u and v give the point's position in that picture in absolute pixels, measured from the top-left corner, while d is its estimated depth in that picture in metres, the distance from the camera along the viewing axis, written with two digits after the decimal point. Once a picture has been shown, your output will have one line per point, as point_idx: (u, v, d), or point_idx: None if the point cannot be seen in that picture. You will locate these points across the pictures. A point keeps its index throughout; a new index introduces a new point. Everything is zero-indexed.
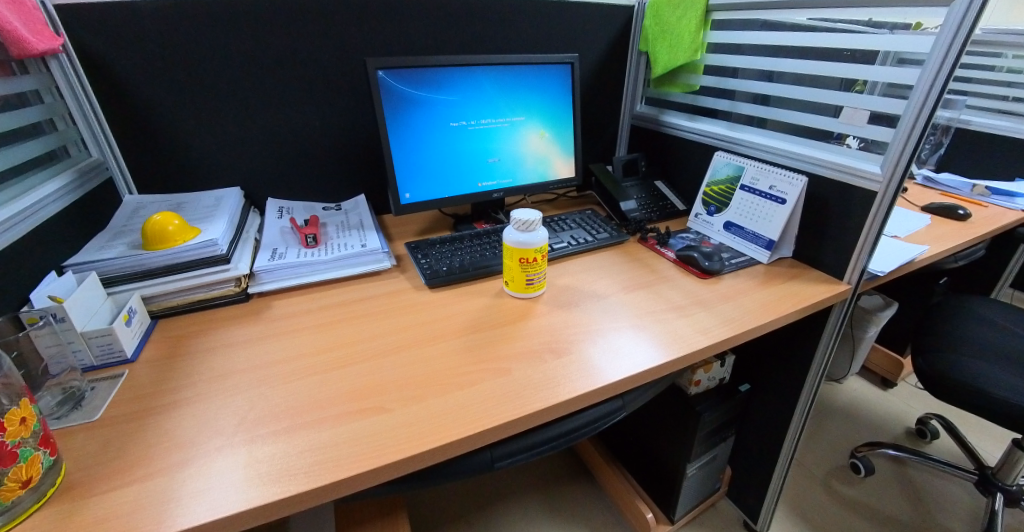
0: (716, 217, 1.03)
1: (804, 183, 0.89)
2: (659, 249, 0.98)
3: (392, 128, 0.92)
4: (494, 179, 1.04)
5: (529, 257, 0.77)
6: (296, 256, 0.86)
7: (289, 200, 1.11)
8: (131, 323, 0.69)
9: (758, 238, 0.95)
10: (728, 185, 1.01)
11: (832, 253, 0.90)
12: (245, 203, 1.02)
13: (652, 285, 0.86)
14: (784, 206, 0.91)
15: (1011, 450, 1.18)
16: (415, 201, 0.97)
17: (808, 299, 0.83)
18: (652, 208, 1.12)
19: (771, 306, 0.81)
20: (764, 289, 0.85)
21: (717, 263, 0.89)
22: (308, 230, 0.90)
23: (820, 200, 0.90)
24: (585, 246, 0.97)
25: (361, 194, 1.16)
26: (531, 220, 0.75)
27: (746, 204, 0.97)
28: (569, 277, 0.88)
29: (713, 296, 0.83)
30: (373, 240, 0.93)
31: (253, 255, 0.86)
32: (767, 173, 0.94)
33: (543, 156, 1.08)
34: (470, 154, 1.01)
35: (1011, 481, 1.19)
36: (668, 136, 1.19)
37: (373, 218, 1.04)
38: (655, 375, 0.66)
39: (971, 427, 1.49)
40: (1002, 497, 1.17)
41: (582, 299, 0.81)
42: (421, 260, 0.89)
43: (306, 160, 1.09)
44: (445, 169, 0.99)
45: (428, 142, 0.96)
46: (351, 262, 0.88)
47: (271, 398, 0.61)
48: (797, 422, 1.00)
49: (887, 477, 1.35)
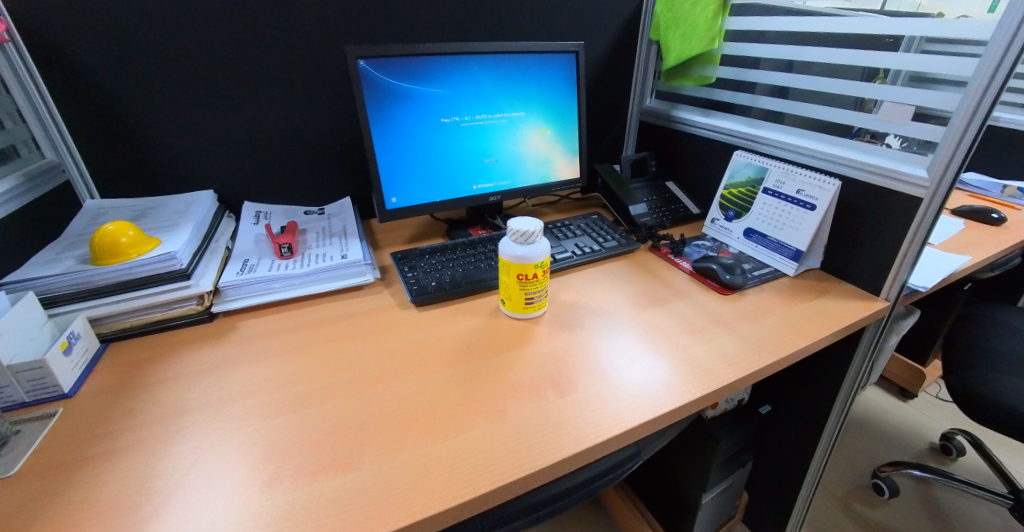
0: (735, 223, 0.93)
1: (837, 187, 0.79)
2: (674, 259, 0.88)
3: (374, 124, 0.82)
4: (491, 181, 0.95)
5: (528, 273, 0.68)
6: (269, 269, 0.77)
7: (269, 204, 1.02)
8: (71, 351, 0.60)
9: (783, 248, 0.85)
10: (750, 187, 0.91)
11: (866, 266, 0.81)
12: (217, 207, 0.93)
13: (665, 302, 0.76)
14: (814, 212, 0.81)
15: None
16: (402, 206, 0.88)
17: (841, 318, 0.74)
18: (663, 211, 1.01)
19: (804, 327, 0.71)
20: (792, 307, 0.76)
21: (741, 275, 0.80)
22: (282, 240, 0.82)
23: (854, 206, 0.80)
24: (590, 256, 0.88)
25: (346, 197, 1.07)
26: (531, 230, 0.67)
27: (770, 209, 0.87)
28: (572, 293, 0.78)
29: (735, 314, 0.74)
30: (355, 250, 0.83)
31: (224, 268, 0.78)
32: (795, 175, 0.84)
33: (544, 156, 0.99)
34: (466, 153, 0.91)
35: None
36: (678, 134, 1.09)
37: (357, 224, 0.95)
38: (676, 419, 0.56)
39: (998, 444, 1.41)
40: None
41: (587, 319, 0.72)
42: (407, 273, 0.80)
43: (285, 161, 1.00)
44: (436, 171, 0.90)
45: (417, 140, 0.87)
46: (329, 275, 0.79)
47: (220, 444, 0.51)
48: (823, 449, 0.91)
49: (912, 498, 1.26)
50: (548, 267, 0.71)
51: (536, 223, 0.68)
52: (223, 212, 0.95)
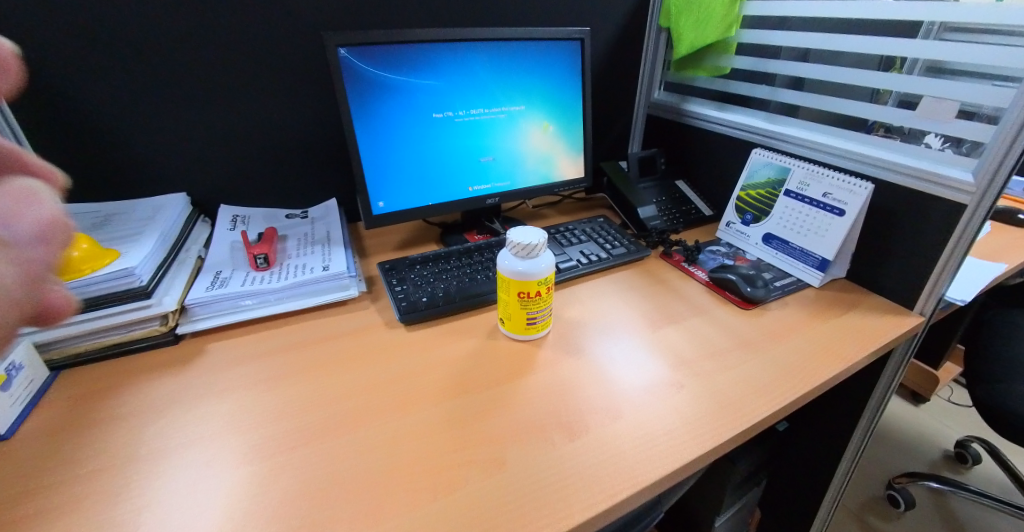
0: (753, 228, 0.86)
1: (870, 190, 0.71)
2: (688, 268, 0.81)
3: (357, 120, 0.74)
4: (488, 182, 0.87)
5: (530, 290, 0.62)
6: (242, 283, 0.70)
7: (248, 206, 0.94)
8: (10, 387, 0.52)
9: (807, 256, 0.78)
10: (770, 189, 0.84)
11: (898, 278, 0.74)
12: (190, 212, 0.86)
13: (681, 319, 0.69)
14: (843, 218, 0.74)
15: None
16: (390, 210, 0.80)
17: (875, 338, 0.67)
18: (674, 213, 0.94)
19: (837, 349, 0.64)
20: (820, 325, 0.69)
21: (763, 288, 0.73)
22: (256, 250, 0.73)
23: (888, 212, 0.73)
24: (597, 265, 0.81)
25: (332, 198, 0.99)
26: (533, 244, 0.60)
27: (792, 214, 0.80)
28: (578, 309, 0.71)
29: (758, 334, 0.67)
30: (339, 261, 0.76)
31: (193, 283, 0.70)
32: (821, 177, 0.77)
33: (545, 154, 0.91)
34: (460, 152, 0.84)
35: None
36: (689, 130, 1.01)
37: (343, 229, 0.88)
38: (701, 467, 0.49)
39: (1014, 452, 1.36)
40: None
41: (595, 341, 0.65)
42: (396, 286, 0.72)
43: (265, 161, 0.92)
44: (427, 171, 0.82)
45: (406, 138, 0.79)
46: (309, 289, 0.71)
47: (175, 504, 0.44)
48: (843, 469, 0.85)
49: (928, 510, 1.21)
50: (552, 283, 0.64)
51: (540, 235, 0.62)
52: (196, 217, 0.87)
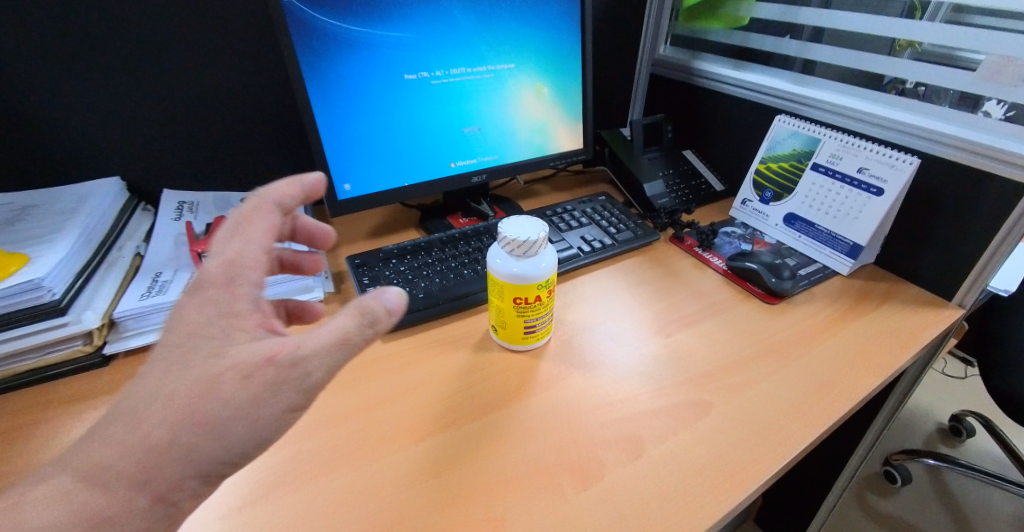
0: (773, 207, 0.76)
1: (916, 166, 0.62)
2: (703, 255, 0.73)
3: (312, 85, 0.61)
4: (473, 156, 0.76)
5: (528, 295, 0.52)
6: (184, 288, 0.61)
7: (197, 189, 0.81)
8: None
9: (835, 241, 0.69)
10: (796, 162, 0.74)
11: (937, 266, 0.66)
12: (128, 199, 0.73)
13: (698, 321, 0.61)
14: (880, 198, 0.65)
15: None
16: (359, 193, 0.69)
17: (913, 336, 0.60)
18: (683, 189, 0.84)
19: (875, 352, 0.57)
20: (852, 321, 0.62)
21: (791, 279, 0.65)
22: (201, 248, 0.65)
23: (932, 191, 0.64)
24: (599, 253, 0.71)
25: (296, 178, 0.87)
26: (532, 241, 0.50)
27: (820, 191, 0.71)
28: (582, 311, 0.63)
29: (785, 335, 0.59)
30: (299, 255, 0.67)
31: (130, 284, 0.61)
32: (857, 149, 0.67)
33: (539, 122, 0.79)
34: (440, 122, 0.71)
35: None
36: (700, 93, 0.90)
37: (306, 215, 0.77)
38: (734, 515, 0.42)
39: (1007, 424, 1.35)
40: None
41: (602, 353, 0.56)
42: (370, 286, 0.62)
43: (214, 136, 0.78)
44: (402, 146, 0.70)
45: (374, 106, 0.66)
46: None
47: None
48: (854, 465, 0.81)
49: (923, 485, 1.20)
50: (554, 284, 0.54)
51: (540, 228, 0.51)
52: (136, 204, 0.75)
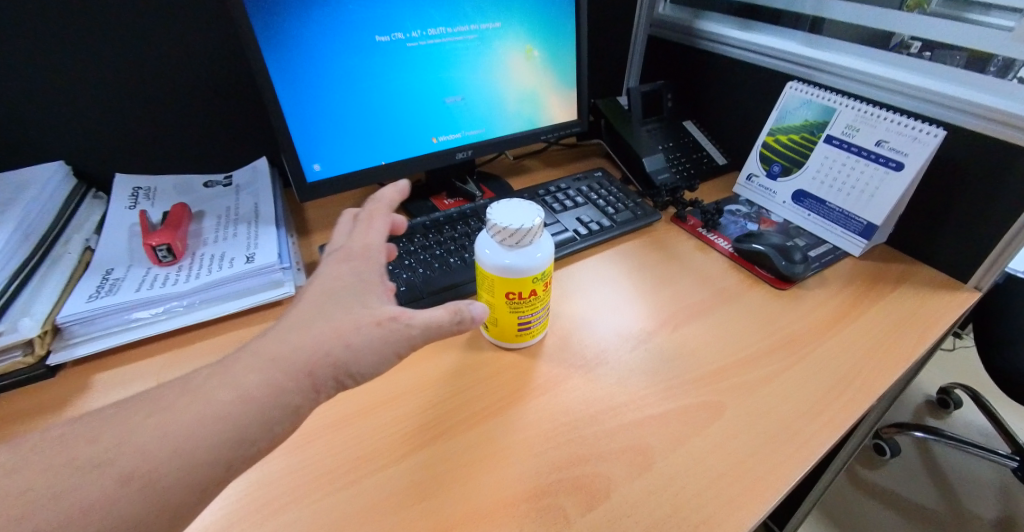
0: (781, 182, 0.71)
1: (941, 138, 0.56)
2: (707, 236, 0.68)
3: (268, 50, 0.53)
4: (457, 130, 0.69)
5: (522, 290, 0.47)
6: (138, 287, 0.55)
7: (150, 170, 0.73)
8: None
9: (848, 220, 0.65)
10: (808, 133, 0.68)
11: (954, 247, 0.62)
12: (74, 186, 0.66)
13: (704, 312, 0.57)
14: (898, 173, 0.60)
15: None
16: (330, 174, 0.62)
17: (930, 323, 0.56)
18: (683, 163, 0.79)
19: (892, 342, 0.54)
20: (866, 308, 0.58)
21: (803, 262, 0.60)
22: (157, 241, 0.58)
23: (955, 167, 0.59)
24: (597, 236, 0.66)
25: (263, 156, 0.79)
26: (523, 229, 0.43)
27: (834, 166, 0.66)
28: (579, 303, 0.58)
29: (798, 327, 0.55)
30: (266, 246, 0.61)
31: (78, 283, 0.55)
32: (876, 120, 0.61)
33: (529, 90, 0.72)
34: (418, 92, 0.64)
35: None
36: (703, 57, 0.83)
37: (275, 199, 0.71)
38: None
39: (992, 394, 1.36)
40: None
41: (603, 350, 0.52)
42: None
43: (164, 110, 0.69)
44: (377, 120, 0.62)
45: (343, 74, 0.58)
46: (229, 288, 0.57)
47: None
48: (851, 447, 0.79)
49: (911, 456, 1.20)
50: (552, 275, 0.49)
51: (535, 214, 0.45)
52: (84, 192, 0.67)
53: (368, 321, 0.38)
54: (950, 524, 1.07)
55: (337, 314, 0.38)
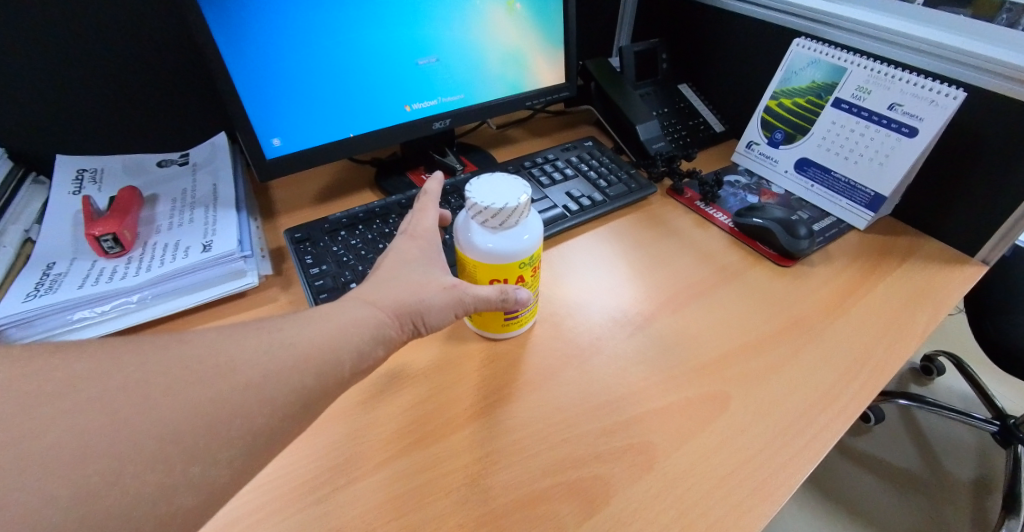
0: (783, 151, 0.67)
1: (961, 100, 0.52)
2: (705, 210, 0.64)
3: (209, 4, 0.45)
4: (434, 97, 0.62)
5: (508, 277, 0.42)
6: (82, 284, 0.49)
7: (90, 148, 0.65)
8: None
9: (854, 190, 0.61)
10: (814, 96, 0.63)
11: (965, 217, 0.59)
12: (10, 169, 0.59)
13: (705, 293, 0.53)
14: (910, 140, 0.56)
15: None
16: (292, 148, 0.56)
17: (942, 298, 0.53)
18: (679, 130, 0.74)
19: (903, 320, 0.51)
20: (876, 284, 0.55)
21: (808, 238, 0.56)
22: (101, 230, 0.52)
23: (974, 130, 0.55)
24: (590, 212, 0.61)
25: (222, 130, 0.71)
26: (507, 209, 0.38)
27: (841, 132, 0.61)
28: (570, 287, 0.53)
29: (805, 308, 0.52)
30: (225, 232, 0.55)
31: (14, 281, 0.49)
32: (890, 81, 0.56)
33: (513, 50, 0.65)
34: (389, 53, 0.57)
35: None
36: (701, 12, 0.76)
37: (236, 179, 0.64)
38: None
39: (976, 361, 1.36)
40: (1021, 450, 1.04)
41: (598, 338, 0.48)
42: (316, 268, 0.51)
43: (100, 77, 0.61)
44: (344, 86, 0.56)
45: (300, 33, 0.51)
46: (186, 280, 0.51)
47: None
48: None
49: (895, 423, 1.21)
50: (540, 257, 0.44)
51: (520, 190, 0.40)
52: (22, 175, 0.60)
53: (436, 286, 0.40)
54: (933, 488, 1.09)
55: (416, 273, 0.40)
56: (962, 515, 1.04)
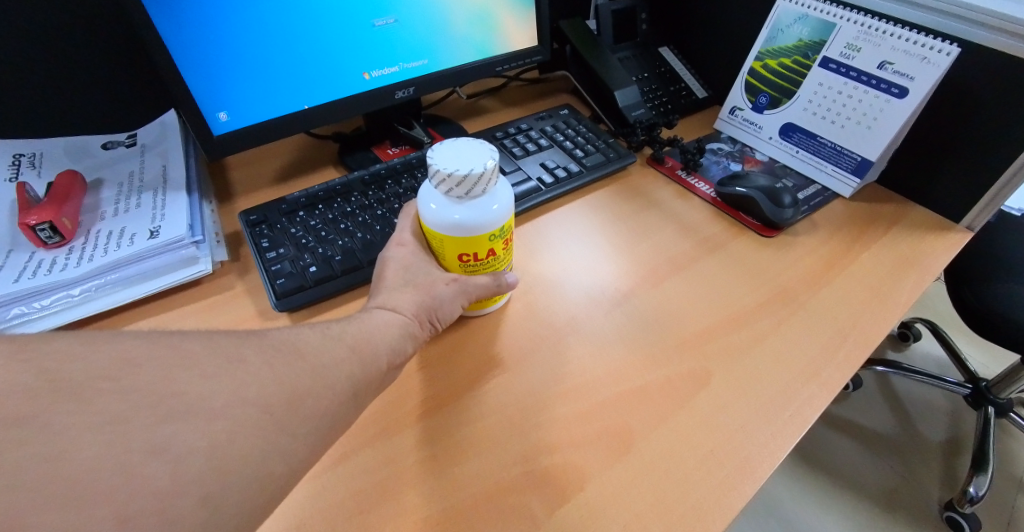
0: (768, 115, 0.64)
1: (955, 57, 0.49)
2: (687, 180, 0.61)
3: None
4: (396, 64, 0.58)
5: (478, 250, 0.39)
6: (15, 279, 0.45)
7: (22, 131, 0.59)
8: None
9: (840, 156, 0.59)
10: (801, 56, 0.60)
11: (953, 181, 0.57)
12: None
13: (686, 266, 0.51)
14: (900, 101, 0.53)
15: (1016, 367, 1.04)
16: (242, 123, 0.52)
17: (929, 265, 0.52)
18: (659, 96, 0.71)
19: (889, 289, 0.49)
20: (861, 253, 0.53)
21: (793, 207, 0.54)
22: (35, 220, 0.47)
23: (967, 88, 0.53)
24: (567, 184, 0.58)
25: (172, 108, 0.66)
26: (473, 174, 0.35)
27: (828, 95, 0.58)
28: (545, 265, 0.51)
29: (788, 279, 0.50)
30: (175, 216, 0.51)
31: None
32: (880, 37, 0.53)
33: (480, 9, 0.61)
34: (344, 15, 0.52)
35: (1003, 395, 1.07)
36: None
37: (188, 160, 0.60)
38: None
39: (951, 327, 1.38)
40: (992, 411, 1.06)
41: (573, 318, 0.46)
42: (272, 252, 0.48)
43: (27, 51, 0.55)
44: (295, 52, 0.51)
45: None
46: (133, 270, 0.48)
47: None
48: None
49: (872, 388, 1.23)
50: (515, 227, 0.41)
51: (487, 155, 0.36)
52: None
53: (443, 281, 0.40)
54: (907, 449, 1.11)
55: (420, 273, 0.40)
56: (934, 473, 1.07)
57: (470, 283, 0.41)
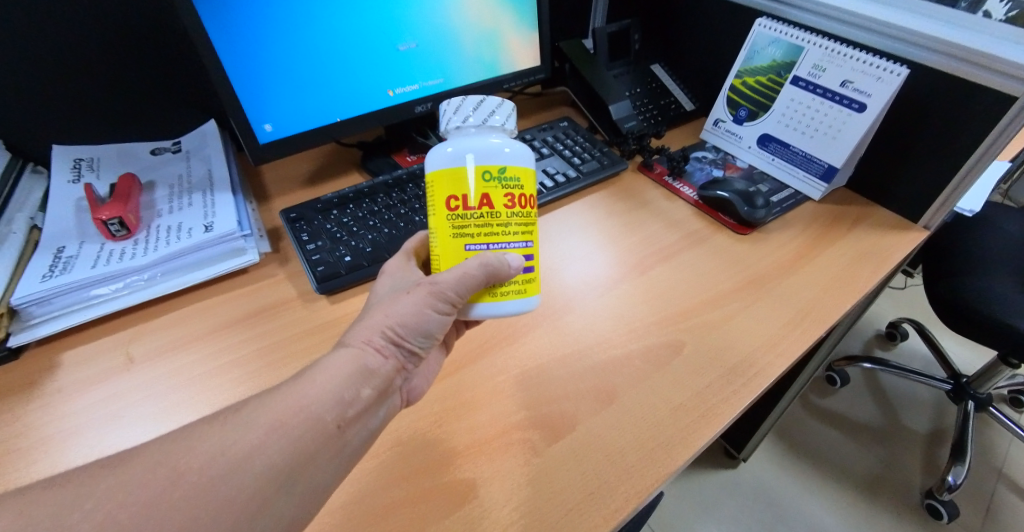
0: (747, 127, 0.72)
1: (904, 77, 0.57)
2: (673, 185, 0.68)
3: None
4: (416, 81, 0.66)
5: (468, 193, 0.36)
6: (91, 265, 0.53)
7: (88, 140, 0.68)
8: None
9: (811, 162, 0.66)
10: (775, 75, 0.68)
11: (910, 184, 0.64)
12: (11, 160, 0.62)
13: (670, 257, 0.58)
14: (861, 114, 0.60)
15: (995, 363, 1.09)
16: (284, 133, 0.59)
17: (885, 258, 0.59)
18: (650, 109, 0.78)
19: (847, 277, 0.56)
20: (825, 247, 0.60)
21: (764, 208, 0.61)
22: (107, 214, 0.55)
23: (917, 102, 0.60)
24: (566, 187, 0.65)
25: (212, 119, 0.74)
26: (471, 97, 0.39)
27: (799, 108, 0.66)
28: (546, 256, 0.58)
29: (759, 269, 0.57)
30: (224, 213, 0.58)
31: (29, 264, 0.52)
32: (842, 59, 0.61)
33: (488, 32, 0.68)
34: (372, 39, 0.60)
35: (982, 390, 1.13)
36: None
37: (230, 165, 0.67)
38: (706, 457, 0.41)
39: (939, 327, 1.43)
40: (972, 405, 1.12)
41: (569, 301, 0.53)
42: (310, 244, 0.56)
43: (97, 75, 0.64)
44: (331, 72, 0.59)
45: (288, 23, 0.54)
46: (189, 259, 0.55)
47: None
48: (812, 369, 0.84)
49: (859, 384, 1.29)
50: (528, 189, 0.38)
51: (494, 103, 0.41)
52: (22, 166, 0.63)
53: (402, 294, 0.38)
54: (892, 438, 1.17)
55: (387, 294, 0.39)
56: (916, 460, 1.13)
57: (440, 284, 0.36)
